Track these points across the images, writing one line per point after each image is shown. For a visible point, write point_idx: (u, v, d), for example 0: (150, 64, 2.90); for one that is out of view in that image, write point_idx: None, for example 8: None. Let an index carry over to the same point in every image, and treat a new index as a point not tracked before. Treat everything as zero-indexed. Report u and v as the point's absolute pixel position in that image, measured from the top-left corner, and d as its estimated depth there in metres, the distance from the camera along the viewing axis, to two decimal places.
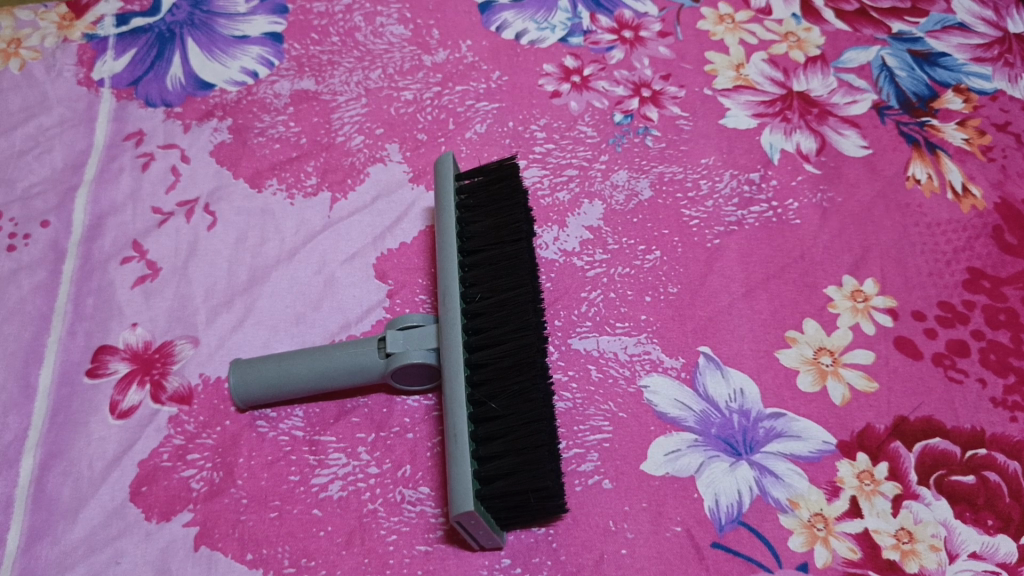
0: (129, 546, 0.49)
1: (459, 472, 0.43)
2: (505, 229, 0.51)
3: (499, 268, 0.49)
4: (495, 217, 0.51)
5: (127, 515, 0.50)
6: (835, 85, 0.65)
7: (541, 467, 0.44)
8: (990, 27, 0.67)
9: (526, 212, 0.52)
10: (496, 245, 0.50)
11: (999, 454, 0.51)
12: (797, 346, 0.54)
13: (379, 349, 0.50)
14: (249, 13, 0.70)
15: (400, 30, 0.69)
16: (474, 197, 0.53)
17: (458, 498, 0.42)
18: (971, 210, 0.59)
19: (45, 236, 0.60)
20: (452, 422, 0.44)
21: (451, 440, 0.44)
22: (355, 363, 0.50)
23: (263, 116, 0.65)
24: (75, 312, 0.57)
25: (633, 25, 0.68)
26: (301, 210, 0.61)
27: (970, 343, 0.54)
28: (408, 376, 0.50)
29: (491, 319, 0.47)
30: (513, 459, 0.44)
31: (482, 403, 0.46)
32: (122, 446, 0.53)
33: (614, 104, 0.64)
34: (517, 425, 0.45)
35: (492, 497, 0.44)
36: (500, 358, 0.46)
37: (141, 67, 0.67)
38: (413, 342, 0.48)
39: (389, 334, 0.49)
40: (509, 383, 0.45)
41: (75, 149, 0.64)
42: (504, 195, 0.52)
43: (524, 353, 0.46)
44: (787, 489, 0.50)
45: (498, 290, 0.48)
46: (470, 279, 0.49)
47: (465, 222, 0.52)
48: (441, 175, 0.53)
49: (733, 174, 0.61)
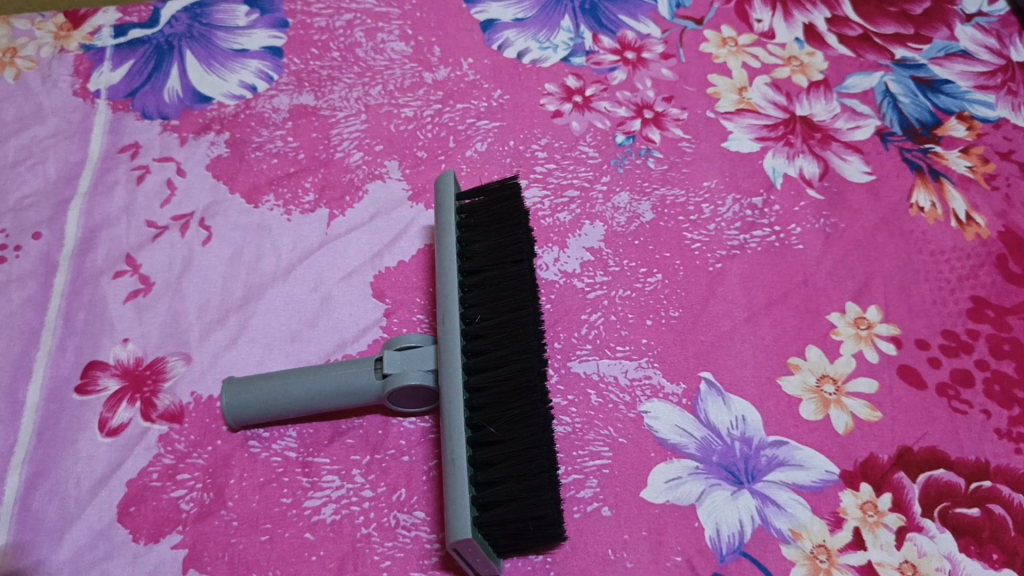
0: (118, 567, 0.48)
1: (457, 498, 0.42)
2: (506, 249, 0.50)
3: (499, 289, 0.48)
4: (496, 236, 0.51)
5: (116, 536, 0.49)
6: (838, 110, 0.64)
7: (541, 494, 0.43)
8: (993, 55, 0.67)
9: (527, 233, 0.51)
10: (497, 266, 0.50)
11: (1004, 486, 0.50)
12: (800, 373, 0.54)
13: (375, 369, 0.49)
14: (248, 26, 0.69)
15: (401, 46, 0.68)
16: (475, 216, 0.52)
17: (456, 524, 0.41)
18: (974, 238, 0.59)
19: (36, 248, 0.59)
20: (450, 446, 0.43)
21: (449, 464, 0.43)
22: (351, 384, 0.49)
23: (261, 130, 0.64)
24: (65, 327, 0.56)
25: (636, 46, 0.68)
26: (298, 227, 0.60)
27: (975, 372, 0.53)
28: (405, 398, 0.49)
29: (491, 342, 0.46)
30: (512, 485, 0.43)
31: (480, 427, 0.45)
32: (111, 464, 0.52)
33: (616, 124, 0.64)
34: (517, 450, 0.44)
35: (489, 524, 0.43)
36: (500, 382, 0.45)
37: (138, 78, 0.66)
38: (411, 364, 0.48)
39: (386, 355, 0.48)
40: (508, 407, 0.45)
41: (70, 161, 0.63)
42: (506, 215, 0.52)
43: (524, 376, 0.45)
44: (790, 520, 0.49)
45: (499, 312, 0.48)
46: (470, 299, 0.48)
47: (465, 241, 0.51)
48: (442, 193, 0.52)
49: (735, 198, 0.60)
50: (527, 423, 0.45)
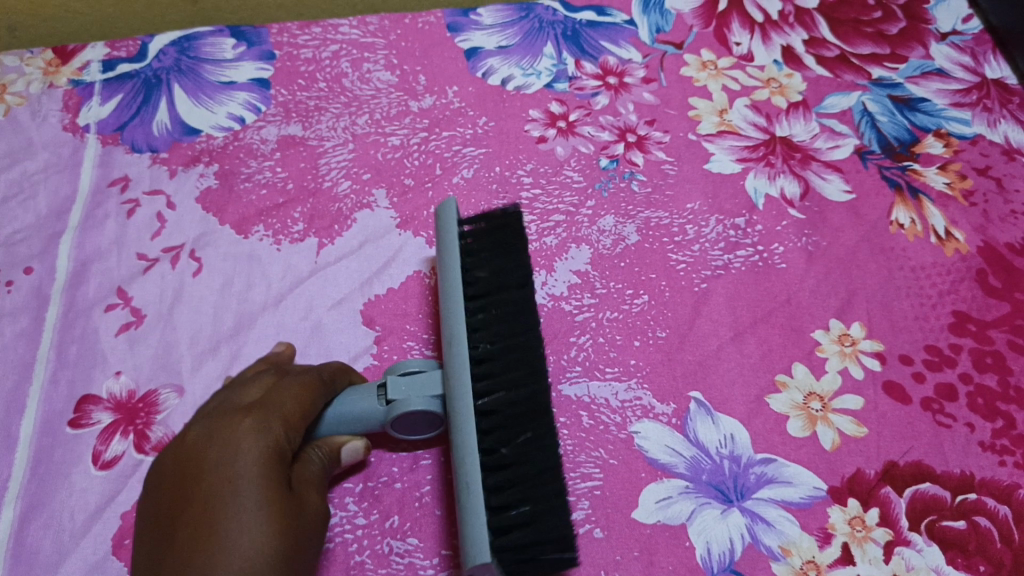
0: (165, 550, 0.38)
1: (474, 523, 0.41)
2: (511, 275, 0.51)
3: (505, 313, 0.49)
4: (498, 261, 0.51)
5: (163, 513, 0.40)
6: (817, 130, 0.65)
7: (559, 515, 0.44)
8: (968, 73, 0.68)
9: (529, 258, 0.52)
10: (501, 290, 0.50)
11: (989, 499, 0.51)
12: (786, 391, 0.54)
13: (378, 396, 0.49)
14: (236, 59, 0.70)
15: (386, 75, 0.69)
16: (478, 241, 0.53)
17: (475, 548, 0.40)
18: (954, 254, 0.60)
19: (28, 283, 0.60)
20: (463, 472, 0.43)
21: (462, 490, 0.42)
22: (357, 410, 0.49)
23: (250, 162, 0.65)
24: (58, 360, 0.57)
25: (618, 71, 0.69)
26: (288, 256, 0.61)
27: (958, 386, 0.54)
28: (408, 425, 0.49)
29: (499, 366, 0.47)
30: (529, 508, 0.43)
31: (491, 449, 0.44)
32: (222, 429, 0.42)
33: (600, 149, 0.65)
34: (531, 472, 0.44)
35: (503, 548, 0.42)
36: (512, 406, 0.45)
37: (127, 112, 0.67)
38: (415, 390, 0.48)
39: (391, 381, 0.48)
40: (520, 431, 0.45)
41: (60, 196, 0.63)
42: (508, 240, 0.53)
43: (535, 400, 0.46)
44: (779, 536, 0.49)
45: (505, 336, 0.48)
46: (475, 323, 0.49)
47: (468, 264, 0.52)
48: (444, 219, 0.53)
49: (719, 219, 0.61)
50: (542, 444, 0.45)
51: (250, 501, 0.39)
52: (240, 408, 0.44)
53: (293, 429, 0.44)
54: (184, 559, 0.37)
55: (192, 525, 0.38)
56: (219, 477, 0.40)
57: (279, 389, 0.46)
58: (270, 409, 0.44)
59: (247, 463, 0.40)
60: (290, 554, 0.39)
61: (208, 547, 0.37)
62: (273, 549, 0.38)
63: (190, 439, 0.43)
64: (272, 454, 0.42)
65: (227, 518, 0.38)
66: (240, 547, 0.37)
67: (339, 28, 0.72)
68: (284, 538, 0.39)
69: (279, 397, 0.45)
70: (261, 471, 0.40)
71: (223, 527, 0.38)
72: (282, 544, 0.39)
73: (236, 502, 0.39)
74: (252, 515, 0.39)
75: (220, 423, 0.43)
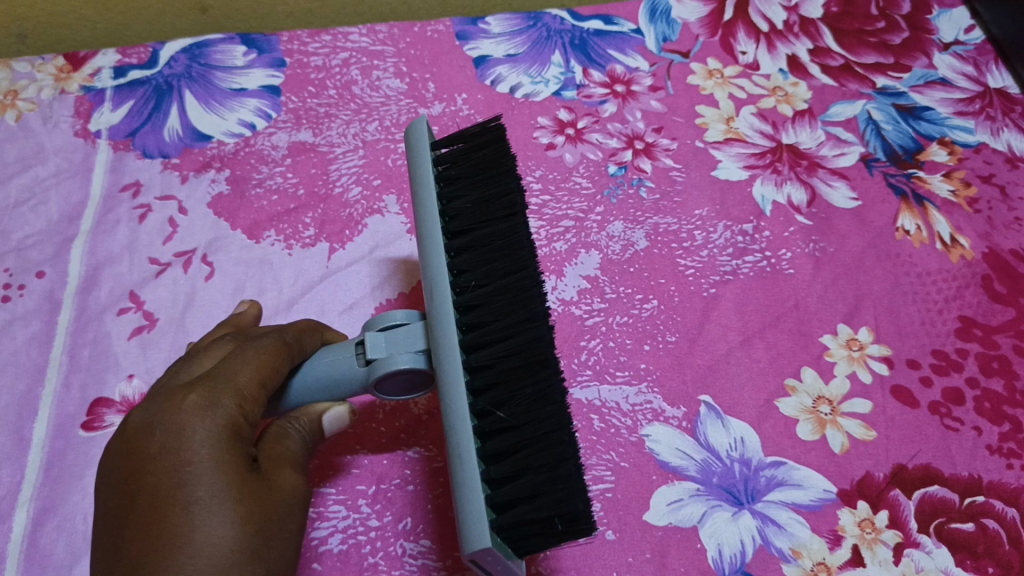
0: (116, 554, 0.36)
1: (470, 499, 0.37)
2: (497, 203, 0.47)
3: (492, 249, 0.45)
4: (481, 188, 0.47)
5: (114, 509, 0.38)
6: (823, 138, 0.66)
7: (571, 485, 0.40)
8: (971, 82, 0.69)
9: (516, 181, 0.48)
10: (486, 223, 0.46)
11: (996, 501, 0.51)
12: (796, 395, 0.55)
13: (357, 356, 0.45)
14: (246, 66, 0.70)
15: (396, 83, 0.70)
16: (456, 167, 0.48)
17: (472, 531, 0.37)
18: (960, 260, 0.60)
19: (40, 287, 0.60)
20: (456, 439, 0.39)
21: (456, 461, 0.39)
22: (335, 372, 0.45)
23: (261, 167, 0.65)
24: (70, 364, 0.57)
25: (625, 79, 0.70)
26: (299, 261, 0.61)
27: (965, 391, 0.55)
28: (392, 386, 0.44)
29: (489, 313, 0.43)
30: (533, 478, 0.39)
31: (488, 412, 0.41)
32: (166, 410, 0.39)
33: (609, 156, 0.66)
34: (535, 435, 0.40)
35: (512, 526, 0.38)
36: (504, 359, 0.42)
37: (138, 118, 0.67)
38: (397, 347, 0.43)
39: (369, 339, 0.44)
40: (518, 387, 0.41)
41: (72, 201, 0.64)
42: (491, 162, 0.48)
43: (533, 350, 0.42)
44: (790, 538, 0.50)
45: (494, 276, 0.44)
46: (459, 264, 0.45)
47: (447, 196, 0.47)
48: (416, 148, 0.49)
49: (727, 225, 0.62)
50: (545, 401, 0.42)
51: (211, 493, 0.36)
52: (190, 381, 0.41)
53: (251, 402, 0.40)
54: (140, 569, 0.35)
55: (143, 528, 0.36)
56: (168, 469, 0.37)
57: (234, 356, 0.42)
58: (221, 381, 0.40)
59: (198, 451, 0.37)
60: (258, 549, 0.37)
61: (162, 552, 0.35)
62: (239, 547, 0.36)
63: (134, 421, 0.40)
64: (228, 437, 0.38)
65: (183, 520, 0.36)
66: (199, 551, 0.35)
67: (349, 36, 0.72)
68: (250, 534, 0.36)
69: (234, 367, 0.41)
70: (215, 460, 0.37)
71: (178, 530, 0.35)
72: (247, 540, 0.36)
73: (189, 499, 0.36)
74: (213, 511, 0.36)
75: (165, 401, 0.39)
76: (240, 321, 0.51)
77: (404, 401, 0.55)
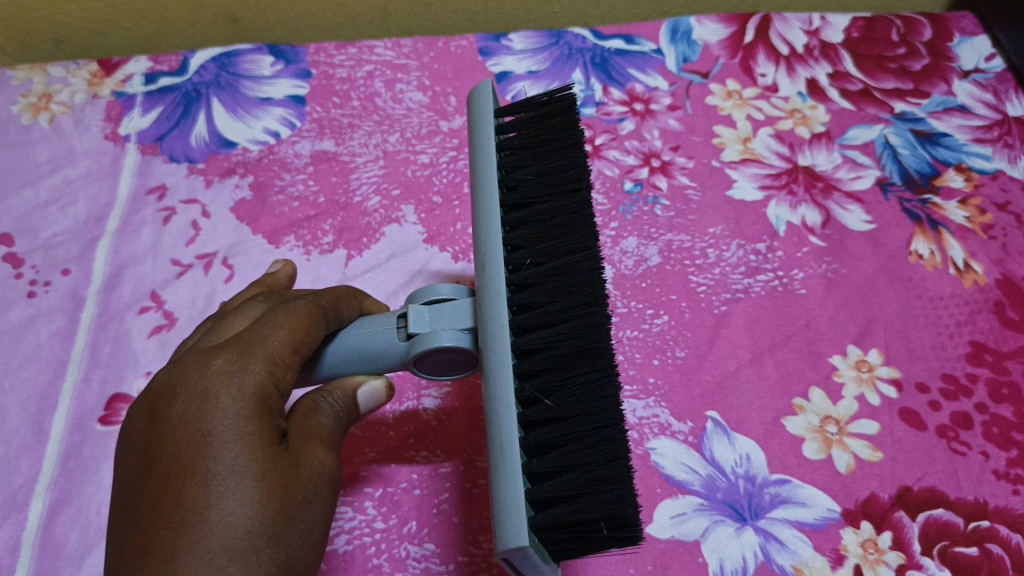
0: (133, 524, 0.37)
1: (510, 493, 0.36)
2: (562, 176, 0.46)
3: (551, 226, 0.44)
4: (545, 160, 0.47)
5: (136, 476, 0.39)
6: (839, 161, 0.66)
7: (619, 487, 0.39)
8: (990, 110, 0.69)
9: (583, 154, 0.47)
10: (549, 196, 0.46)
11: (1002, 527, 0.51)
12: (803, 414, 0.55)
13: (399, 330, 0.46)
14: (273, 76, 0.71)
15: (418, 96, 0.71)
16: (521, 138, 0.48)
17: (509, 529, 0.35)
18: (972, 285, 0.60)
19: (65, 285, 0.62)
20: (497, 425, 0.38)
21: (497, 450, 0.38)
22: (376, 345, 0.46)
23: (284, 174, 0.67)
24: (90, 359, 0.58)
25: (644, 98, 0.70)
26: (317, 266, 0.62)
27: (973, 415, 0.55)
28: (431, 364, 0.45)
29: (542, 294, 0.42)
30: (576, 477, 0.39)
31: (535, 400, 0.40)
32: (192, 374, 0.39)
33: (625, 173, 0.66)
34: (580, 431, 0.40)
35: (551, 526, 0.37)
36: (559, 343, 0.41)
37: (166, 124, 0.69)
38: (441, 323, 0.44)
39: (413, 312, 0.44)
40: (566, 377, 0.40)
41: (99, 201, 0.65)
42: (558, 134, 0.48)
43: (588, 336, 0.42)
44: (792, 556, 0.50)
45: (550, 254, 0.44)
46: (515, 241, 0.44)
47: (509, 165, 0.47)
48: (479, 109, 0.48)
49: (740, 244, 0.62)
50: (597, 394, 0.41)
51: (230, 465, 0.37)
52: (221, 344, 0.41)
53: (282, 368, 0.41)
54: (155, 539, 0.36)
55: (159, 501, 0.36)
56: (190, 439, 0.37)
57: (266, 321, 0.42)
58: (252, 348, 0.40)
59: (221, 422, 0.38)
60: (276, 528, 0.37)
61: (180, 528, 0.36)
62: (257, 526, 0.36)
63: (161, 385, 0.41)
64: (254, 407, 0.38)
65: (200, 497, 0.36)
66: (215, 529, 0.36)
67: (374, 49, 0.73)
68: (270, 514, 0.37)
69: (265, 334, 0.41)
70: (238, 432, 0.37)
71: (194, 506, 0.36)
72: (266, 520, 0.37)
73: (209, 473, 0.36)
74: (232, 484, 0.36)
75: (193, 365, 0.40)
76: (271, 282, 0.54)
77: (413, 408, 0.56)
